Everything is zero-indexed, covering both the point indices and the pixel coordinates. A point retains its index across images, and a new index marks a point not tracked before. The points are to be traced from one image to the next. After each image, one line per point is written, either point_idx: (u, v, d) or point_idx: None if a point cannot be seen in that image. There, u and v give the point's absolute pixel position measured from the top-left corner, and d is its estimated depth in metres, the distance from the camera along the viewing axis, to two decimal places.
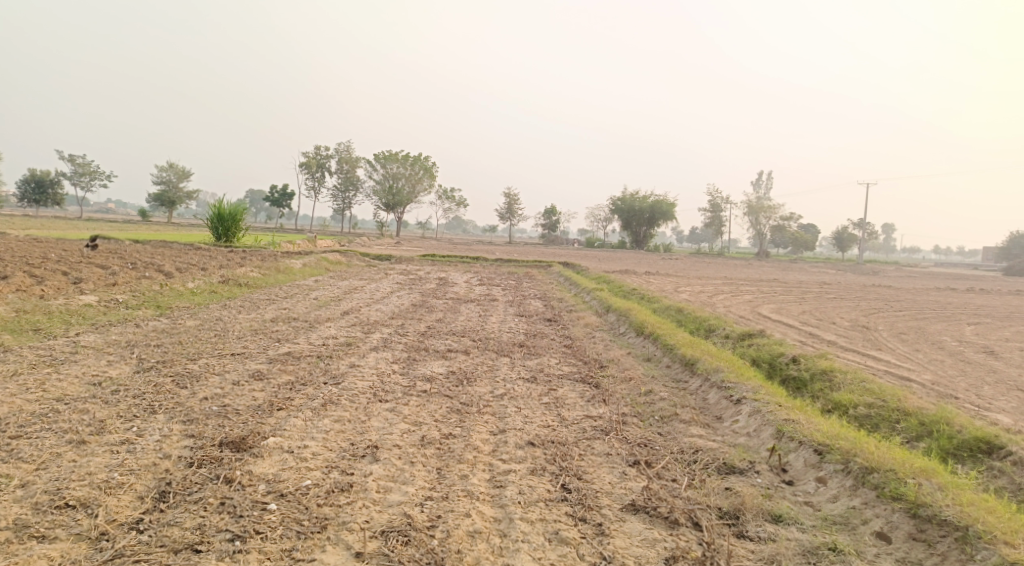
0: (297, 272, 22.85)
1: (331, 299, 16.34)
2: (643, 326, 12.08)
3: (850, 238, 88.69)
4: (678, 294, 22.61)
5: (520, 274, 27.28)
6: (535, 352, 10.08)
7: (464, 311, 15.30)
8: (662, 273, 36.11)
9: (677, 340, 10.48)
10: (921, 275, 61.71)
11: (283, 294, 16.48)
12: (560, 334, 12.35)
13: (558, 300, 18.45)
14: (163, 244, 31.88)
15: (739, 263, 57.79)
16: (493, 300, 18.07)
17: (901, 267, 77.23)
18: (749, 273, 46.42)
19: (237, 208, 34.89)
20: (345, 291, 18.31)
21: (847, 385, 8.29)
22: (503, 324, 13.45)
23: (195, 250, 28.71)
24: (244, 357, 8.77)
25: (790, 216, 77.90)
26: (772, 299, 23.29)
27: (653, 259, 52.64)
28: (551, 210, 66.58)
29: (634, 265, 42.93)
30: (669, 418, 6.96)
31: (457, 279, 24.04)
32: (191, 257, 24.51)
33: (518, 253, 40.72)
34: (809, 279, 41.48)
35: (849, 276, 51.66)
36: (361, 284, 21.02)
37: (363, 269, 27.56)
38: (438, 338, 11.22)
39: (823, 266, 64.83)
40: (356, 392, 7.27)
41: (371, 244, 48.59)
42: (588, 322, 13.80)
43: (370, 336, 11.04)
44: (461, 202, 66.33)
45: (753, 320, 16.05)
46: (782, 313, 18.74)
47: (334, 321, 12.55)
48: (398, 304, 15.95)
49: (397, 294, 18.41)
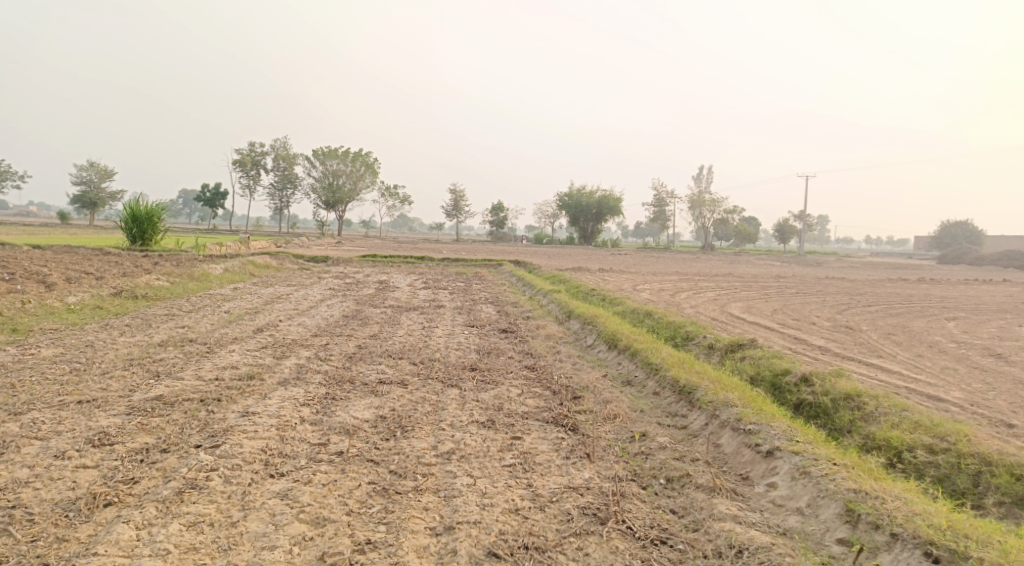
0: (215, 279, 20.23)
1: (247, 312, 13.89)
2: (617, 339, 10.19)
3: (792, 229, 89.60)
4: (638, 294, 20.84)
5: (467, 275, 25.13)
6: (491, 380, 8.04)
7: (404, 322, 13.12)
8: (616, 271, 34.43)
9: (662, 356, 8.58)
10: (865, 265, 62.04)
11: (190, 308, 13.96)
12: (517, 351, 10.33)
13: (511, 305, 16.45)
14: (68, 250, 28.46)
15: (689, 258, 56.94)
16: (438, 307, 15.92)
17: (843, 257, 78.12)
18: (701, 268, 45.34)
19: (155, 209, 31.63)
20: (266, 302, 15.85)
21: (885, 417, 6.58)
22: (450, 339, 11.37)
23: (103, 256, 25.57)
24: (97, 406, 6.46)
25: (734, 208, 77.90)
26: (737, 296, 21.79)
27: (602, 254, 51.29)
28: (497, 206, 64.70)
29: (585, 261, 41.39)
30: (680, 483, 5.06)
31: (399, 283, 21.80)
32: (92, 265, 21.53)
33: (464, 252, 38.58)
34: (763, 273, 40.56)
35: (798, 268, 51.18)
36: (288, 291, 18.59)
37: (294, 273, 24.96)
38: (369, 362, 9.05)
39: (768, 258, 64.82)
40: (238, 466, 5.07)
41: (308, 245, 45.75)
42: (550, 334, 11.82)
43: (282, 364, 8.78)
44: (404, 200, 63.84)
45: (729, 323, 14.35)
46: (754, 313, 17.17)
47: (240, 343, 10.22)
48: (327, 317, 13.67)
49: (327, 303, 16.05)
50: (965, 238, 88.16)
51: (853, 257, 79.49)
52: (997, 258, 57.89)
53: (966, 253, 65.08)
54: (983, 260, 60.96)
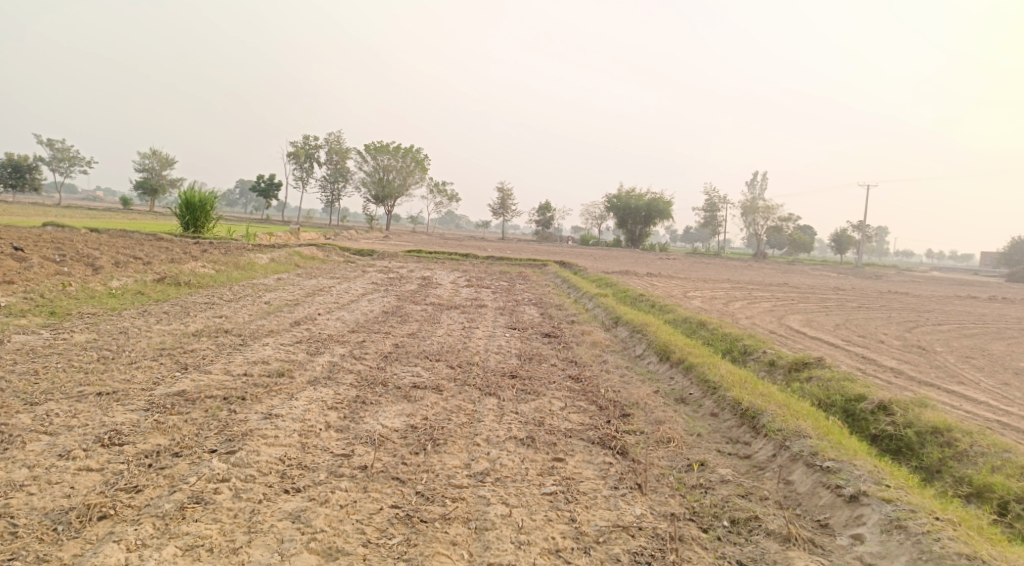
0: (260, 269, 20.11)
1: (286, 304, 13.60)
2: (670, 351, 9.49)
3: (850, 240, 86.72)
4: (689, 302, 19.99)
5: (512, 274, 24.61)
6: (532, 390, 7.45)
7: (445, 321, 12.65)
8: (665, 276, 33.48)
9: (721, 373, 7.87)
10: (928, 280, 59.46)
11: (230, 298, 13.74)
12: (562, 358, 9.72)
13: (556, 308, 15.83)
14: (122, 234, 28.91)
15: (740, 265, 55.41)
16: (481, 306, 15.39)
17: (903, 271, 75.05)
18: (753, 276, 43.96)
19: (208, 197, 31.98)
20: (307, 294, 15.57)
21: (981, 459, 5.78)
22: (490, 341, 10.84)
23: (154, 241, 25.85)
24: (116, 400, 6.08)
25: (790, 217, 75.59)
26: (794, 308, 20.73)
27: (650, 259, 50.19)
28: (545, 206, 64.12)
29: (633, 265, 40.46)
30: (749, 527, 4.44)
31: (442, 280, 21.39)
32: (142, 250, 21.67)
33: (510, 251, 38.07)
34: (819, 284, 39.03)
35: (856, 281, 49.27)
36: (331, 284, 18.33)
37: (338, 266, 24.82)
38: (404, 363, 8.57)
39: (824, 269, 62.62)
40: (249, 478, 4.60)
41: (357, 238, 46.01)
42: (596, 341, 11.19)
43: (313, 362, 8.35)
44: (453, 196, 63.70)
45: (788, 337, 13.47)
46: (814, 327, 16.17)
47: (275, 336, 9.86)
48: (367, 312, 13.27)
49: (368, 297, 15.70)
50: None
51: (914, 272, 76.34)
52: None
53: None
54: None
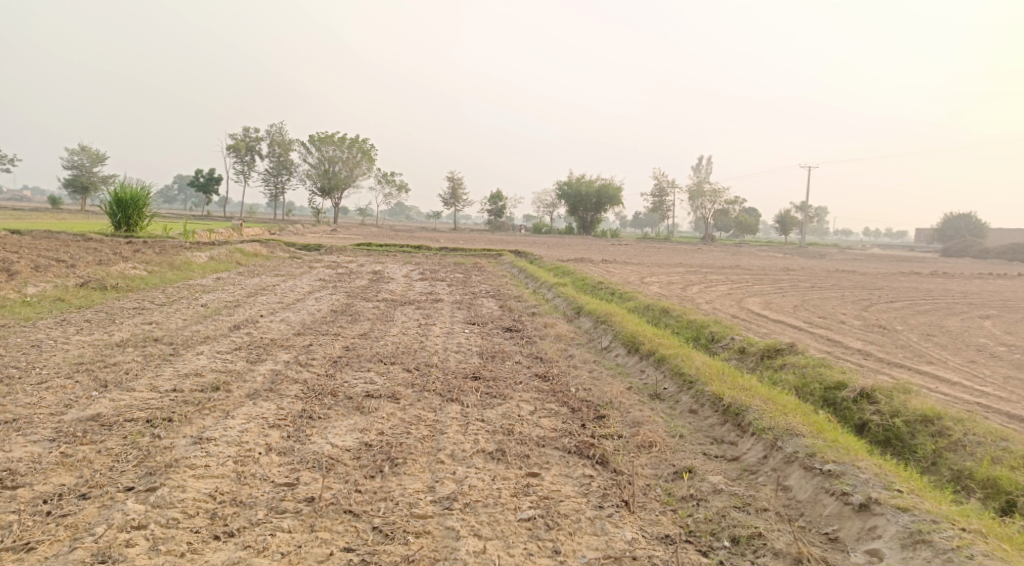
0: (198, 269, 18.97)
1: (225, 306, 12.67)
2: (640, 343, 9.02)
3: (794, 221, 88.68)
4: (648, 288, 19.70)
5: (466, 266, 23.95)
6: (497, 394, 6.87)
7: (398, 319, 11.94)
8: (620, 262, 33.28)
9: (696, 365, 7.40)
10: (869, 257, 61.12)
11: (164, 302, 12.73)
12: (525, 354, 9.15)
13: (515, 300, 15.28)
14: (48, 236, 27.13)
15: (691, 249, 55.84)
16: (436, 301, 14.72)
17: (845, 249, 77.02)
18: (704, 259, 44.27)
19: (141, 193, 30.30)
20: (249, 294, 14.62)
21: (979, 449, 5.43)
22: (448, 339, 10.19)
23: (82, 242, 24.28)
24: (15, 430, 5.23)
25: (735, 199, 76.74)
26: (751, 290, 20.64)
27: (602, 245, 50.08)
28: (495, 195, 63.46)
29: (586, 252, 40.20)
30: (752, 547, 3.99)
31: (394, 273, 20.62)
32: (68, 252, 20.24)
33: (462, 241, 37.37)
34: (769, 265, 39.45)
35: (802, 260, 50.18)
36: (276, 282, 17.37)
37: (284, 263, 23.75)
38: (356, 369, 7.87)
39: (770, 250, 63.70)
40: (173, 524, 3.91)
41: (302, 232, 44.54)
42: (560, 335, 10.65)
43: (253, 372, 7.58)
44: (401, 187, 62.47)
45: (752, 321, 13.19)
46: (774, 309, 16.00)
47: (211, 344, 9.01)
48: (314, 312, 12.48)
49: (316, 296, 14.86)
50: (968, 231, 87.05)
51: (855, 250, 78.44)
52: (1002, 252, 56.86)
53: (971, 246, 63.91)
54: (987, 254, 59.95)
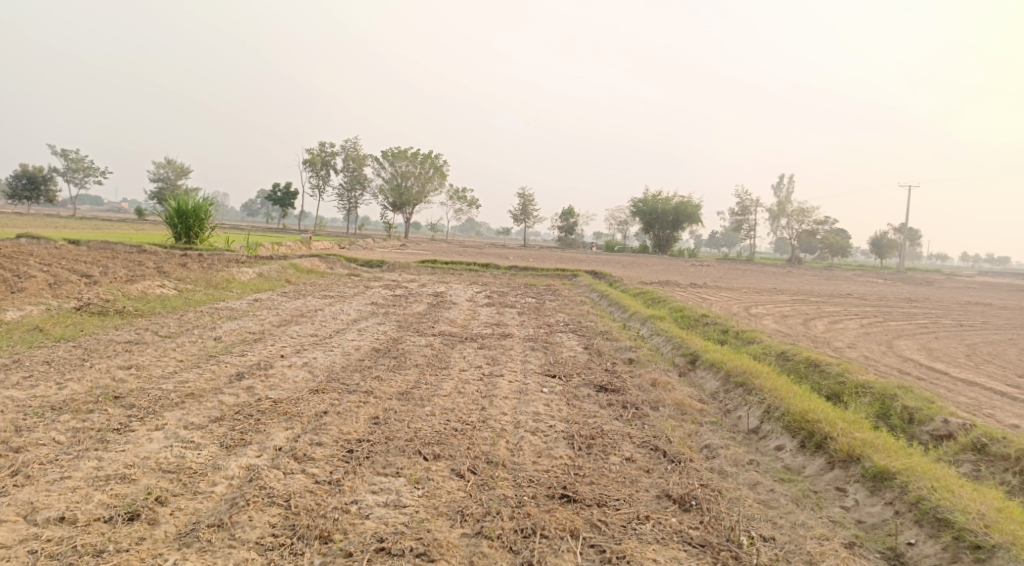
0: (236, 287, 16.60)
1: (242, 341, 10.01)
2: (825, 436, 5.81)
3: (890, 244, 81.91)
4: (759, 323, 16.22)
5: (540, 288, 20.96)
6: (616, 550, 4.15)
7: (456, 366, 9.03)
8: (711, 287, 29.65)
9: (970, 501, 4.41)
10: (982, 286, 54.87)
11: (170, 332, 10.17)
12: (638, 444, 6.07)
13: (603, 337, 12.19)
14: (102, 246, 25.69)
15: (779, 272, 51.13)
16: (505, 336, 11.78)
17: (949, 277, 70.12)
18: (799, 285, 39.70)
19: (202, 203, 28.59)
20: (281, 323, 11.96)
21: None
22: (522, 405, 7.18)
23: (129, 254, 22.42)
24: None
25: (826, 220, 71.21)
26: (887, 330, 16.86)
27: (683, 266, 46.26)
28: (569, 212, 60.40)
29: (669, 273, 36.63)
30: None
31: (457, 296, 17.84)
32: (105, 265, 18.31)
33: (533, 259, 34.55)
34: (878, 293, 34.83)
35: (908, 288, 44.92)
36: (321, 305, 14.81)
37: (339, 281, 21.37)
38: (377, 472, 5.02)
39: (866, 275, 58.23)
40: None
41: (371, 247, 42.78)
42: (680, 404, 7.48)
43: (213, 475, 4.76)
44: (473, 203, 60.29)
45: (932, 381, 9.72)
46: (940, 360, 12.34)
47: (185, 411, 6.28)
48: (351, 351, 9.74)
49: (360, 326, 12.12)
50: None
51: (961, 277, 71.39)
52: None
53: None
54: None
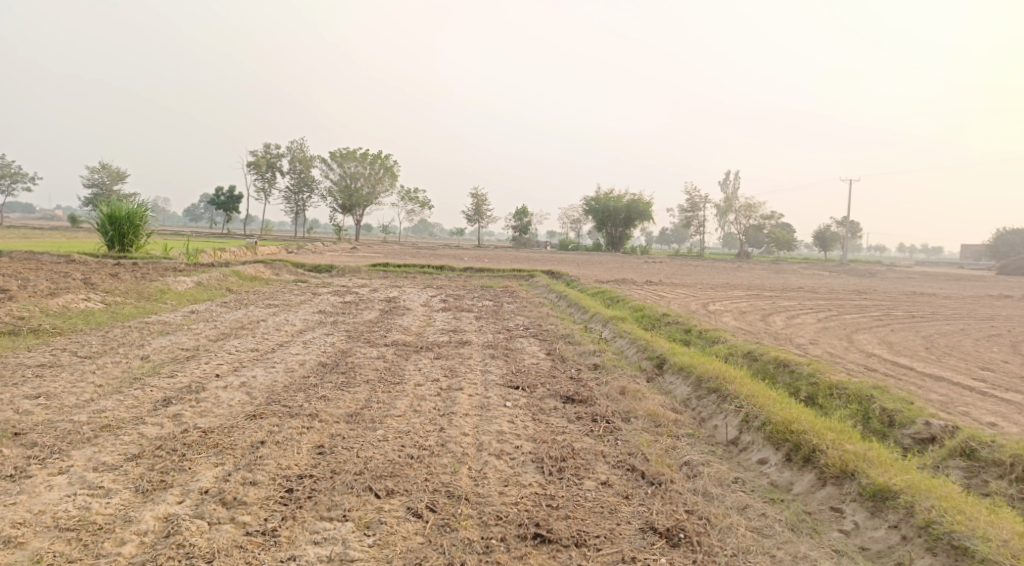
0: (172, 298, 15.52)
1: (173, 359, 9.11)
2: (813, 449, 5.36)
3: (834, 237, 83.97)
4: (720, 321, 15.94)
5: (496, 291, 20.35)
6: None
7: (410, 380, 8.35)
8: (667, 284, 29.53)
9: (988, 526, 4.19)
10: (922, 276, 56.46)
11: (92, 352, 9.21)
12: (613, 465, 5.53)
13: (565, 342, 11.65)
14: (29, 257, 24.05)
15: (729, 267, 51.69)
16: (462, 344, 11.13)
17: (891, 267, 72.15)
18: (751, 280, 40.05)
19: (137, 209, 27.09)
20: (219, 337, 11.07)
21: None
22: (484, 424, 6.55)
23: (57, 265, 20.98)
24: None
25: (772, 215, 72.52)
26: (845, 323, 16.78)
27: (636, 263, 46.39)
28: (521, 211, 60.00)
29: (624, 271, 36.49)
30: None
31: (411, 301, 17.13)
32: (27, 278, 16.98)
33: (488, 260, 33.96)
34: (828, 286, 35.33)
35: (854, 279, 45.88)
36: (264, 316, 13.91)
37: (285, 288, 20.38)
38: (319, 516, 4.39)
39: (813, 268, 59.40)
40: None
41: (320, 251, 41.56)
42: (652, 415, 6.96)
43: (124, 531, 4.16)
44: (424, 204, 59.34)
45: (903, 377, 9.47)
46: (903, 354, 12.18)
47: (97, 448, 5.45)
48: (295, 366, 8.95)
49: (307, 338, 11.31)
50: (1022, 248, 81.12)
51: (901, 267, 73.57)
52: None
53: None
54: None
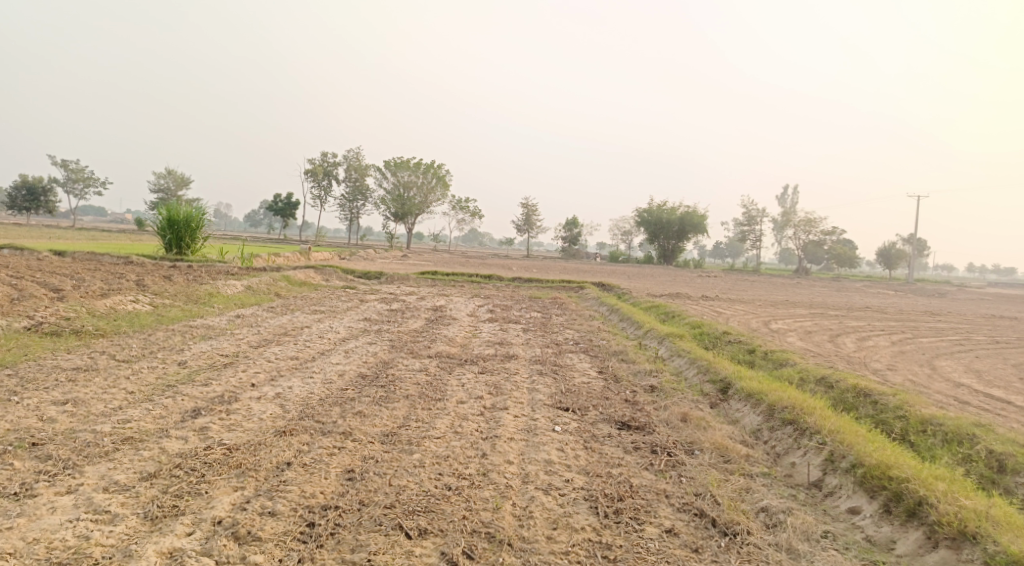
0: (220, 302, 15.34)
1: (210, 366, 8.72)
2: (919, 502, 4.59)
3: (898, 255, 80.58)
4: (784, 341, 14.96)
5: (545, 302, 19.72)
6: None
7: (453, 397, 7.75)
8: (723, 299, 28.39)
9: None
10: (996, 298, 53.42)
11: (129, 356, 8.89)
12: (679, 508, 4.83)
13: (618, 359, 10.92)
14: (90, 258, 24.49)
15: (788, 283, 49.86)
16: (509, 358, 10.52)
17: (961, 288, 68.66)
18: (811, 297, 38.43)
19: (193, 213, 27.38)
20: (260, 344, 10.70)
21: None
22: (530, 452, 5.90)
23: (113, 266, 21.19)
24: None
25: (834, 231, 69.98)
26: (920, 347, 15.57)
27: (689, 277, 45.13)
28: (573, 222, 59.25)
29: (678, 285, 35.41)
30: None
31: (458, 311, 16.62)
32: (83, 278, 17.10)
33: (538, 270, 33.36)
34: (895, 306, 33.53)
35: (922, 299, 43.61)
36: (309, 322, 13.56)
37: (333, 294, 20.16)
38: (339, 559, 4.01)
39: (877, 286, 56.88)
40: None
41: (372, 258, 41.65)
42: (720, 449, 6.19)
43: None
44: (476, 213, 59.16)
45: (1000, 413, 8.45)
46: (992, 385, 11.06)
47: (112, 465, 4.98)
48: (333, 378, 8.45)
49: (349, 347, 10.85)
50: None
51: (972, 288, 69.96)
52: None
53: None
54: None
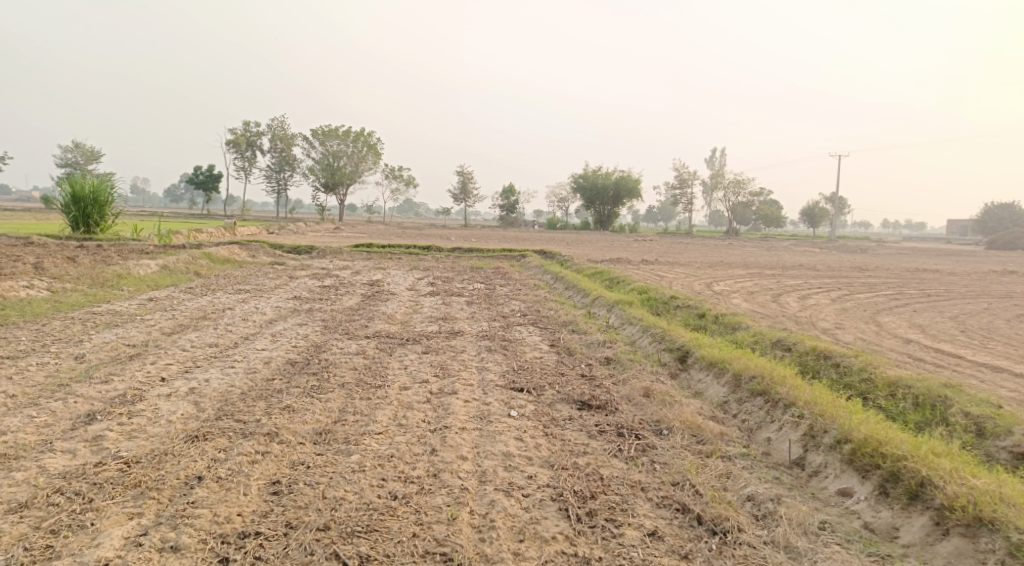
0: (131, 285, 13.98)
1: (114, 359, 7.67)
2: (920, 483, 4.16)
3: (823, 214, 83.13)
4: (730, 303, 14.70)
5: (486, 272, 18.97)
6: None
7: (394, 382, 6.98)
8: (663, 263, 28.28)
9: None
10: (914, 252, 55.70)
11: (17, 352, 7.75)
12: (658, 502, 4.27)
13: (568, 330, 10.33)
14: None
15: (722, 244, 50.60)
16: (453, 334, 9.78)
17: (881, 244, 71.41)
18: (745, 257, 38.98)
19: (102, 188, 25.30)
20: (175, 330, 9.62)
21: None
22: (486, 443, 5.22)
23: (10, 248, 19.26)
24: None
25: (763, 192, 71.47)
26: (862, 304, 15.59)
27: (627, 242, 45.16)
28: (509, 189, 58.43)
29: (617, 251, 35.23)
30: None
31: (395, 285, 15.73)
32: None
33: (475, 240, 32.56)
34: (826, 263, 34.26)
35: (847, 256, 44.93)
36: (232, 303, 12.44)
37: (259, 271, 18.86)
38: None
39: (804, 244, 58.44)
40: None
41: (301, 232, 39.92)
42: (691, 428, 5.66)
43: None
44: (410, 182, 57.58)
45: (959, 369, 8.26)
46: (941, 340, 10.99)
47: None
48: (258, 366, 7.55)
49: (276, 329, 9.89)
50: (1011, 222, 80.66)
51: (891, 243, 72.85)
52: None
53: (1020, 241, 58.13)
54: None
